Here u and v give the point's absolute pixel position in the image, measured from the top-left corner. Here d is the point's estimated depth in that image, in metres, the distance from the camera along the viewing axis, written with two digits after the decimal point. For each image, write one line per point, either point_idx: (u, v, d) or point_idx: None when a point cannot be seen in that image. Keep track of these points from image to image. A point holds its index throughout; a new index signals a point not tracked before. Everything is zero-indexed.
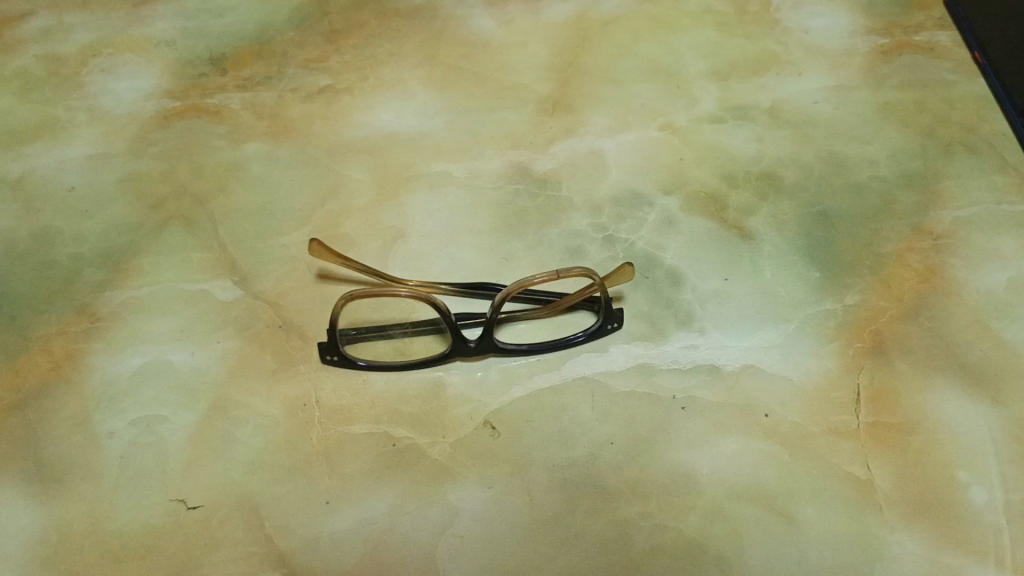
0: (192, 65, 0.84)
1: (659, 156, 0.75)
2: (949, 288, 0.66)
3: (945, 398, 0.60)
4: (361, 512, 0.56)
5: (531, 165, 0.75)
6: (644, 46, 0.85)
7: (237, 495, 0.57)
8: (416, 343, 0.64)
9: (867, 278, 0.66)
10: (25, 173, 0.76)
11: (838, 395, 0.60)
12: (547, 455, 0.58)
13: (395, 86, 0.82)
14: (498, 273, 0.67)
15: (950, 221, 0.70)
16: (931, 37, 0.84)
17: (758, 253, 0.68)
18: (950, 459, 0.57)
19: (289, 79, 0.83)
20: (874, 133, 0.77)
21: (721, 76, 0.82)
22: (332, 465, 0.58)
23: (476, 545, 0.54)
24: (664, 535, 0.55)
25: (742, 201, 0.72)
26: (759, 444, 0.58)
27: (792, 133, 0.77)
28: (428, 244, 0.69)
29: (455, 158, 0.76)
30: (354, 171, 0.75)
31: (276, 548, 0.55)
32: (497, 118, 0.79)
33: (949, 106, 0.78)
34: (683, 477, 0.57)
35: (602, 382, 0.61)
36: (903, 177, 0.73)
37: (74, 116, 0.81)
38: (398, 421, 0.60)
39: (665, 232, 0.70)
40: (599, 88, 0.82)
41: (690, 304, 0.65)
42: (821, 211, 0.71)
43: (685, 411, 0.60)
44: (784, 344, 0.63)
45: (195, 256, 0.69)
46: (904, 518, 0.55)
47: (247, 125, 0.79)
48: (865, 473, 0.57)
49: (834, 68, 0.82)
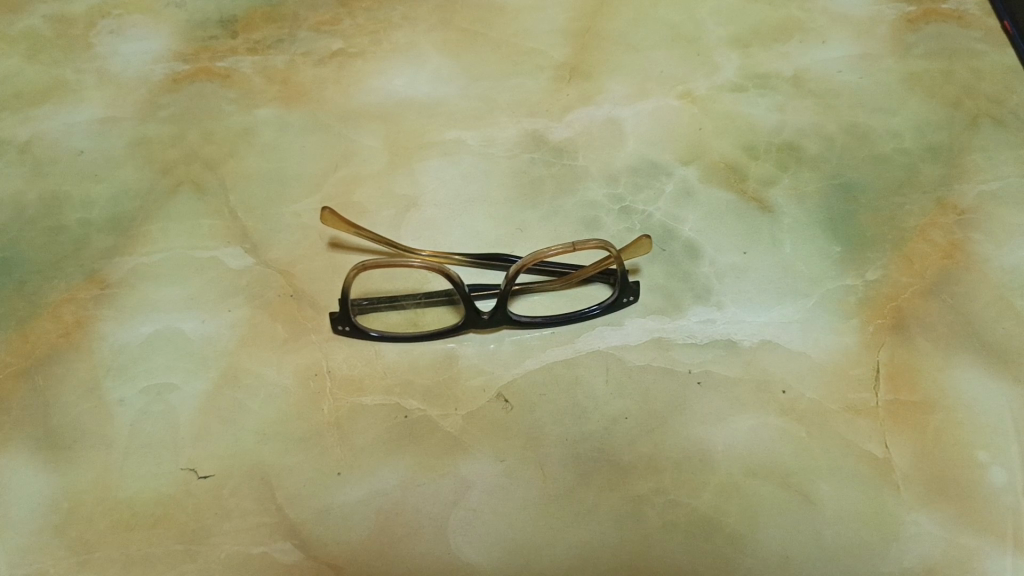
0: (202, 27, 0.83)
1: (678, 126, 0.74)
2: (972, 264, 0.64)
3: (964, 376, 0.59)
4: (372, 484, 0.55)
5: (547, 133, 0.74)
6: (664, 12, 0.83)
7: (246, 466, 0.56)
8: (428, 314, 0.63)
9: (889, 253, 0.65)
10: (33, 136, 0.75)
11: (857, 372, 0.59)
12: (560, 428, 0.57)
13: (409, 50, 0.81)
14: (512, 243, 0.66)
15: (975, 195, 0.68)
16: (959, 5, 0.81)
17: (778, 226, 0.67)
18: (969, 439, 0.56)
19: (300, 42, 0.81)
20: (899, 104, 0.75)
21: (743, 43, 0.80)
22: (342, 435, 0.57)
23: (488, 518, 0.54)
24: (678, 511, 0.54)
25: (762, 173, 0.70)
26: (776, 421, 0.57)
27: (814, 103, 0.75)
28: (441, 213, 0.68)
29: (469, 126, 0.74)
30: (366, 138, 0.73)
31: (286, 518, 0.54)
32: (512, 84, 0.77)
33: (976, 76, 0.76)
34: (698, 454, 0.56)
35: (616, 356, 0.60)
36: (927, 150, 0.71)
37: (83, 79, 0.79)
38: (411, 392, 0.59)
39: (683, 203, 0.69)
40: (617, 55, 0.80)
41: (708, 278, 0.64)
42: (843, 183, 0.70)
43: (701, 387, 0.59)
44: (803, 319, 0.62)
45: (206, 222, 0.68)
46: (920, 497, 0.54)
47: (258, 89, 0.78)
48: (882, 452, 0.56)
49: (859, 36, 0.80)
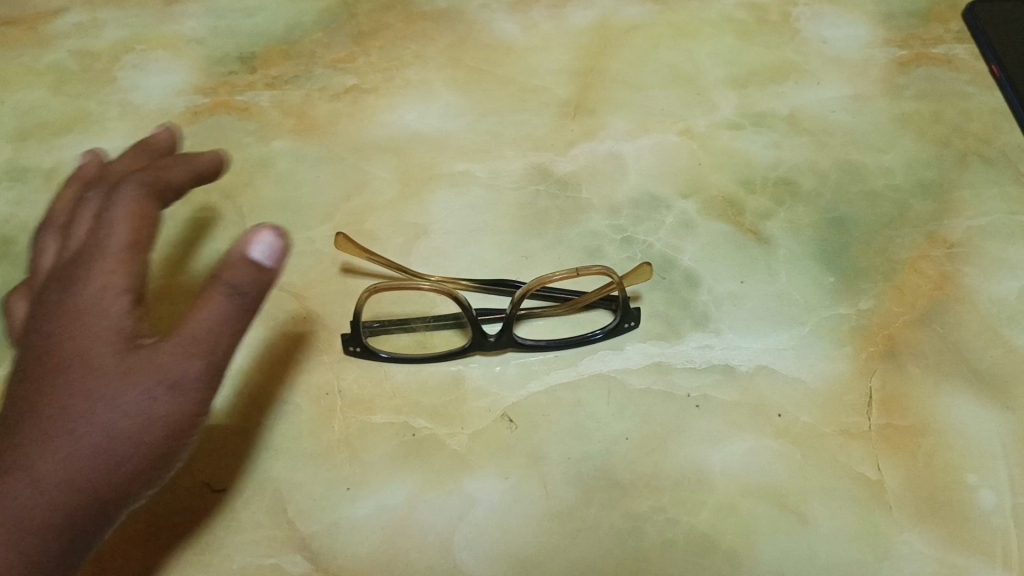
0: (221, 63, 0.86)
1: (678, 161, 0.77)
2: (961, 295, 0.67)
3: (954, 402, 0.61)
4: (381, 499, 0.57)
5: (552, 166, 0.76)
6: (665, 52, 0.86)
7: (258, 481, 0.58)
8: (436, 337, 0.66)
9: (881, 284, 0.67)
10: (58, 164, 0.78)
11: (851, 397, 0.61)
12: (563, 448, 0.59)
13: (420, 87, 0.84)
14: (518, 271, 0.69)
15: (964, 230, 0.71)
16: (949, 50, 0.85)
17: (774, 256, 0.69)
18: (959, 462, 0.58)
19: (316, 78, 0.85)
20: (891, 143, 0.78)
21: (741, 84, 0.83)
22: (352, 452, 0.59)
23: (493, 534, 0.56)
24: (676, 529, 0.56)
25: (759, 207, 0.73)
26: (771, 443, 0.59)
27: (809, 141, 0.78)
28: (449, 241, 0.71)
29: (477, 158, 0.77)
30: (378, 170, 0.76)
31: (296, 532, 0.56)
32: (519, 120, 0.80)
33: (965, 117, 0.79)
34: (696, 474, 0.58)
35: (618, 380, 0.62)
36: (918, 186, 0.74)
37: (106, 110, 0.82)
38: (418, 412, 0.61)
39: (682, 234, 0.71)
40: (620, 93, 0.83)
41: (706, 305, 0.66)
42: (836, 217, 0.72)
43: (699, 410, 0.61)
44: (798, 345, 0.64)
45: (223, 248, 0.71)
46: (911, 517, 0.56)
47: (274, 122, 0.81)
48: (875, 473, 0.58)
49: (853, 78, 0.83)
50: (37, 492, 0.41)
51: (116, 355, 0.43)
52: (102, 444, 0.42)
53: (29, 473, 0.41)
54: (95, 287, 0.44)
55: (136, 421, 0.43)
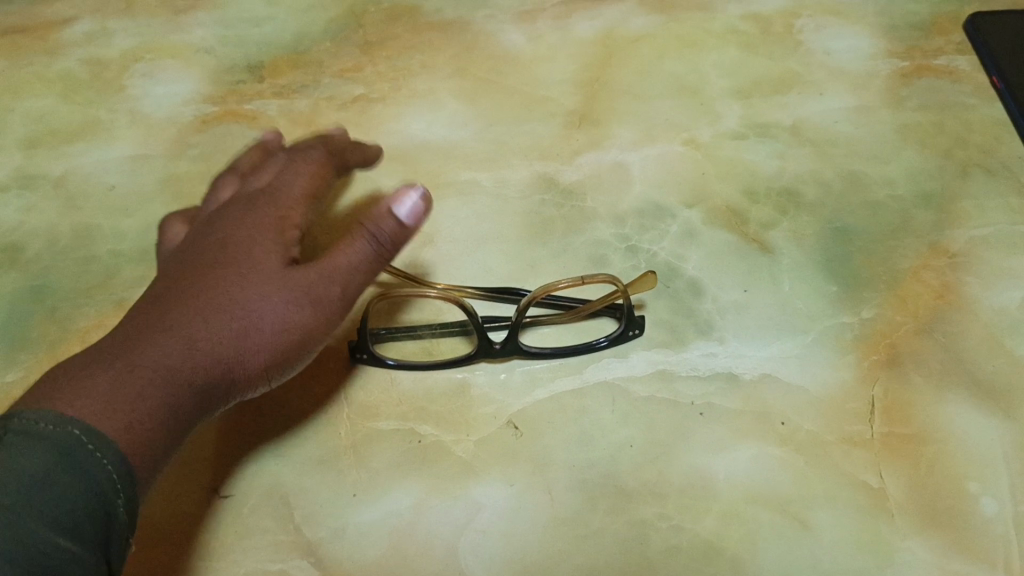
0: (230, 72, 0.87)
1: (682, 171, 0.77)
2: (963, 304, 0.67)
3: (957, 411, 0.61)
4: (387, 505, 0.58)
5: (557, 176, 0.77)
6: (670, 63, 0.87)
7: (265, 486, 0.59)
8: (443, 344, 0.66)
9: (883, 293, 0.68)
10: (68, 172, 0.79)
11: (853, 406, 0.62)
12: (568, 455, 0.60)
13: (427, 96, 0.85)
14: (524, 278, 0.70)
15: (965, 240, 0.71)
16: (951, 62, 0.85)
17: (777, 265, 0.70)
18: (961, 471, 0.59)
19: (324, 87, 0.85)
20: (893, 154, 0.78)
21: (745, 95, 0.84)
22: (359, 458, 0.60)
23: (498, 540, 0.56)
24: (680, 536, 0.56)
25: (762, 216, 0.74)
26: (774, 451, 0.60)
27: (813, 152, 0.79)
28: (455, 249, 0.72)
29: (483, 167, 0.78)
30: (385, 179, 0.77)
31: (303, 537, 0.57)
32: (525, 130, 0.81)
33: (967, 128, 0.80)
34: (699, 481, 0.58)
35: (622, 388, 0.63)
36: (920, 196, 0.75)
37: (116, 118, 0.83)
38: (424, 418, 0.62)
39: (687, 243, 0.72)
40: (624, 104, 0.83)
41: (710, 314, 0.67)
42: (839, 227, 0.73)
43: (703, 417, 0.61)
44: (802, 354, 0.64)
45: None
46: (914, 525, 0.56)
47: (283, 131, 0.82)
48: (877, 482, 0.58)
49: (856, 90, 0.84)
50: (189, 352, 0.52)
51: (277, 267, 0.56)
52: (251, 326, 0.54)
53: (187, 336, 0.52)
54: (276, 215, 0.58)
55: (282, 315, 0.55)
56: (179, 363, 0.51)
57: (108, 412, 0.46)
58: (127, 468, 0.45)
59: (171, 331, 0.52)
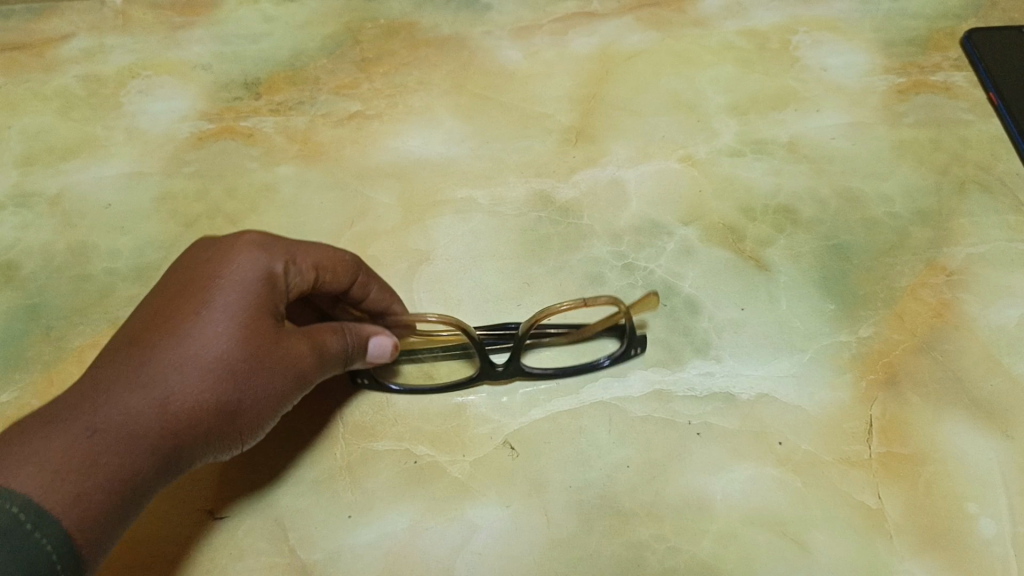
0: (227, 89, 0.87)
1: (679, 188, 0.77)
2: (960, 323, 0.67)
3: (955, 431, 0.61)
4: (382, 527, 0.57)
5: (554, 193, 0.77)
6: (667, 79, 0.87)
7: (260, 507, 0.58)
8: (444, 367, 0.66)
9: (881, 311, 0.68)
10: (63, 190, 0.79)
11: (850, 425, 0.61)
12: (564, 475, 0.59)
13: (423, 113, 0.85)
14: (520, 296, 0.70)
15: (963, 257, 0.71)
16: (947, 78, 0.85)
17: (774, 283, 0.70)
18: (960, 491, 0.58)
19: (321, 104, 0.85)
20: (890, 170, 0.78)
21: (741, 111, 0.84)
22: (354, 479, 0.59)
23: (494, 562, 0.56)
24: (677, 558, 0.56)
25: (759, 234, 0.74)
26: (772, 471, 0.59)
27: (809, 168, 0.79)
28: (451, 267, 0.72)
29: (479, 185, 0.78)
30: (381, 196, 0.77)
31: (297, 559, 0.56)
32: (522, 147, 0.81)
33: (964, 145, 0.80)
34: (697, 502, 0.58)
35: (618, 408, 0.63)
36: (917, 213, 0.75)
37: (112, 135, 0.83)
38: (420, 439, 0.61)
39: (684, 261, 0.72)
40: (621, 121, 0.83)
41: (707, 332, 0.67)
42: (836, 245, 0.73)
43: (701, 437, 0.61)
44: (799, 373, 0.64)
45: None
46: (912, 546, 0.56)
47: (280, 148, 0.81)
48: (875, 502, 0.58)
49: (853, 106, 0.84)
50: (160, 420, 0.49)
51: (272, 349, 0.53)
52: (228, 394, 0.51)
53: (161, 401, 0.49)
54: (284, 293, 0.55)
55: (258, 389, 0.52)
56: (140, 429, 0.48)
57: (57, 481, 0.44)
58: (67, 545, 0.44)
59: (139, 390, 0.48)
